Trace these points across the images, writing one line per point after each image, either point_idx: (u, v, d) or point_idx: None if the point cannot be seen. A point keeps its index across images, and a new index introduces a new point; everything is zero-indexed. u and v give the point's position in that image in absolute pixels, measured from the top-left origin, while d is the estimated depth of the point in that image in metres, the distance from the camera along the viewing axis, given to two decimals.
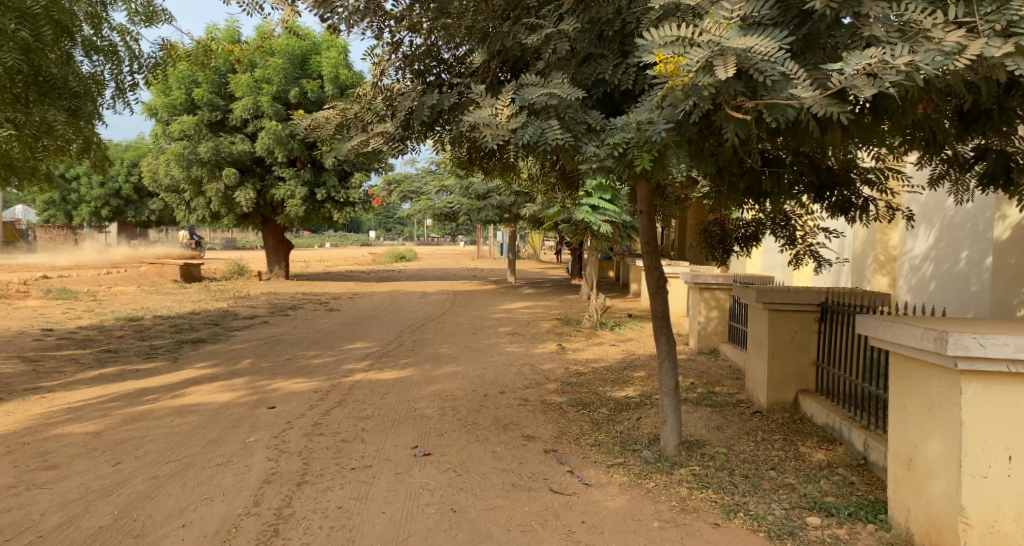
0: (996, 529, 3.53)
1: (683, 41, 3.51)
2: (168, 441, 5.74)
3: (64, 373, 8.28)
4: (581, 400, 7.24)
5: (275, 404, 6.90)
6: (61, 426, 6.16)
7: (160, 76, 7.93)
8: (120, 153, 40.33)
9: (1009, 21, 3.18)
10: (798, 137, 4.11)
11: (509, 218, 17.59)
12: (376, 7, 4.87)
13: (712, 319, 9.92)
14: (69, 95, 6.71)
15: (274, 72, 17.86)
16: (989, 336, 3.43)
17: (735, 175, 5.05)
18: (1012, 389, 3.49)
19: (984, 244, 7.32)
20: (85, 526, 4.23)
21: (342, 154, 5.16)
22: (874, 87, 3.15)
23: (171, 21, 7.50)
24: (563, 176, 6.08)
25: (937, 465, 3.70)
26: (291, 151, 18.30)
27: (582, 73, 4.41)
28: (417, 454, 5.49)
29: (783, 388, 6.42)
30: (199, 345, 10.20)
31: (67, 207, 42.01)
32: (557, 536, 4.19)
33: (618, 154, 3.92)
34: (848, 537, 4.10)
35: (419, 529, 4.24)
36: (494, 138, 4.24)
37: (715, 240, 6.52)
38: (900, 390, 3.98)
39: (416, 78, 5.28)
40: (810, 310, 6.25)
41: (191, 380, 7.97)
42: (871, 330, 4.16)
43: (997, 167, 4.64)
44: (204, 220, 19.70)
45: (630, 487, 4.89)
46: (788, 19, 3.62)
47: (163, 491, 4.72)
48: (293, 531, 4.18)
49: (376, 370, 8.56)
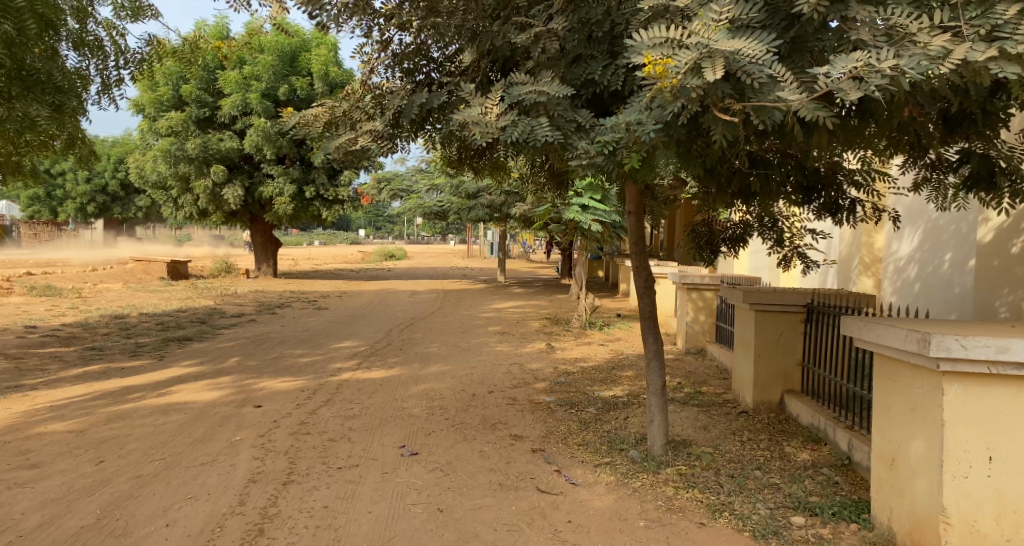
0: (976, 528, 3.57)
1: (671, 42, 3.52)
2: (152, 440, 5.70)
3: (46, 371, 8.20)
4: (569, 400, 7.23)
5: (261, 403, 6.86)
6: (44, 424, 6.10)
7: (147, 71, 7.87)
8: (107, 149, 39.94)
9: (994, 25, 3.20)
10: (785, 139, 4.13)
11: (499, 217, 17.60)
12: (366, 4, 4.85)
13: (700, 319, 9.96)
14: (52, 90, 6.72)
15: (263, 68, 17.80)
16: (971, 337, 3.46)
17: (723, 175, 5.09)
18: (992, 389, 3.53)
19: (967, 246, 7.38)
20: (66, 526, 4.19)
21: (331, 152, 5.12)
22: (860, 91, 3.18)
23: (157, 16, 7.42)
24: (552, 176, 6.10)
25: (919, 465, 3.73)
26: (280, 148, 18.19)
27: (571, 73, 4.42)
28: (404, 454, 5.47)
29: (769, 388, 6.46)
30: (184, 343, 10.13)
31: (51, 204, 41.39)
32: (543, 536, 4.19)
33: (607, 152, 3.92)
34: (830, 536, 4.12)
35: (405, 529, 4.23)
36: (483, 136, 4.23)
37: (702, 241, 6.54)
38: (883, 392, 4.01)
39: (406, 77, 5.26)
40: (797, 311, 6.28)
41: (176, 378, 7.91)
42: (855, 332, 4.18)
43: (980, 169, 4.68)
44: (191, 216, 19.59)
45: (617, 487, 4.90)
46: (776, 22, 3.65)
47: (146, 490, 4.68)
48: (279, 531, 4.17)
49: (363, 370, 8.52)
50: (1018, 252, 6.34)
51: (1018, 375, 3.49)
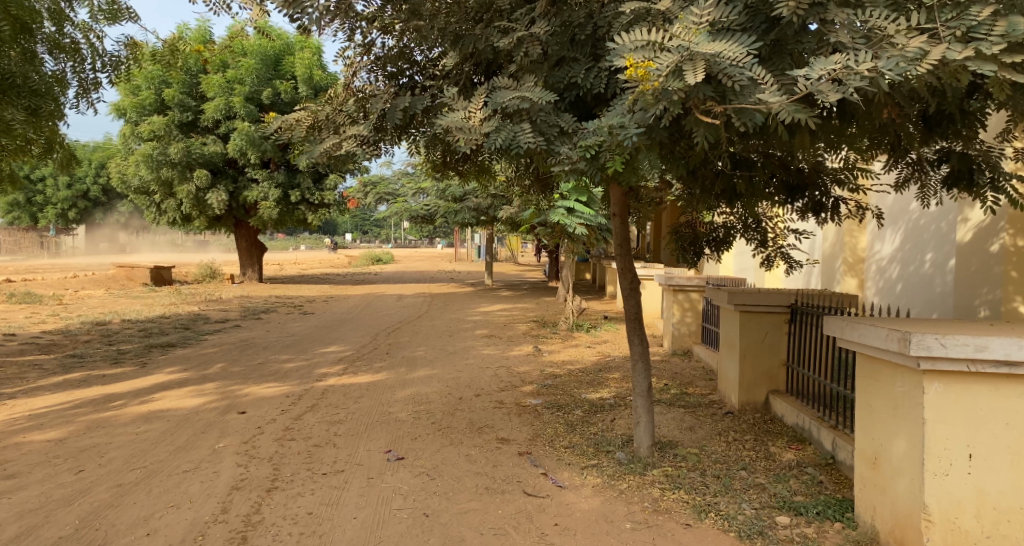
0: (958, 526, 3.59)
1: (653, 45, 3.49)
2: (132, 448, 5.64)
3: (26, 380, 8.09)
4: (556, 402, 7.23)
5: (245, 409, 6.81)
6: (22, 433, 6.03)
7: (127, 76, 7.78)
8: (88, 154, 39.62)
9: (969, 26, 3.22)
10: (766, 140, 4.16)
11: (487, 219, 17.57)
12: (348, 7, 4.81)
13: (686, 321, 9.97)
14: (28, 93, 6.59)
15: (246, 72, 17.73)
16: (951, 336, 3.49)
17: (708, 177, 5.14)
18: (970, 387, 3.55)
19: (947, 246, 7.48)
20: (44, 537, 4.14)
21: (315, 156, 5.03)
22: (839, 93, 3.19)
23: (135, 19, 7.37)
24: (537, 179, 6.09)
25: (902, 463, 3.74)
26: (264, 153, 18.13)
27: (554, 76, 4.41)
28: (390, 458, 5.45)
29: (754, 388, 6.49)
30: (168, 349, 10.04)
31: (31, 210, 40.75)
32: (529, 538, 4.20)
33: (590, 157, 3.93)
34: (815, 535, 4.14)
35: (391, 534, 4.21)
36: (466, 141, 4.20)
37: (686, 242, 6.52)
38: (866, 390, 4.03)
39: (389, 80, 5.23)
40: (780, 311, 6.32)
41: (159, 385, 7.83)
42: (838, 332, 4.20)
43: (960, 167, 4.73)
44: (174, 221, 19.44)
45: (603, 489, 4.89)
46: (757, 24, 3.69)
47: (128, 499, 4.63)
48: (261, 539, 4.13)
49: (350, 375, 8.47)
50: (996, 252, 6.39)
51: (997, 372, 3.52)
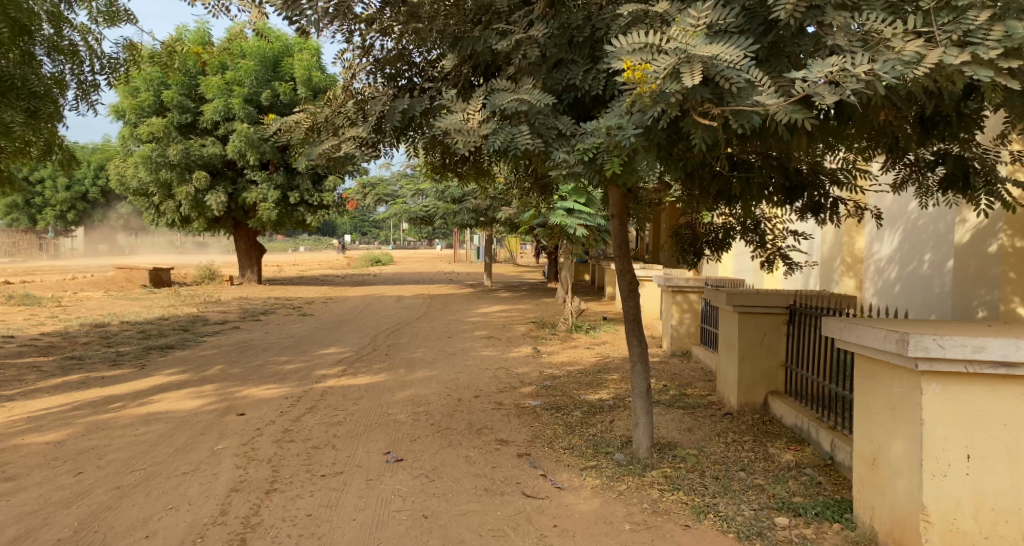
0: (956, 527, 3.60)
1: (650, 48, 3.50)
2: (131, 450, 5.64)
3: (25, 382, 8.09)
4: (555, 403, 7.23)
5: (244, 411, 6.80)
6: (21, 436, 6.02)
7: (125, 78, 7.79)
8: (87, 156, 39.60)
9: (965, 30, 3.23)
10: (764, 141, 4.16)
11: (486, 220, 17.56)
12: (347, 10, 4.82)
13: (685, 322, 9.96)
14: (27, 95, 6.60)
15: (245, 74, 17.72)
16: (949, 337, 3.49)
17: (706, 178, 5.15)
18: (969, 388, 3.56)
19: (945, 247, 7.49)
20: (43, 539, 4.14)
21: (314, 158, 4.99)
22: (836, 95, 3.19)
23: (133, 21, 7.37)
24: (535, 180, 6.09)
25: (900, 464, 3.75)
26: (263, 154, 18.12)
27: (552, 78, 4.42)
28: (389, 460, 5.45)
29: (753, 389, 6.49)
30: (166, 351, 10.03)
31: (30, 212, 40.67)
32: (528, 539, 4.21)
33: (588, 159, 3.93)
34: (814, 536, 4.14)
35: (390, 536, 4.22)
36: (465, 144, 4.21)
37: (686, 243, 6.52)
38: (865, 391, 4.03)
39: (388, 82, 5.24)
40: (778, 312, 6.33)
41: (158, 387, 7.83)
42: (837, 333, 4.20)
43: (957, 169, 4.73)
44: (173, 223, 19.43)
45: (601, 490, 4.89)
46: (754, 26, 3.70)
47: (126, 501, 4.64)
48: (260, 540, 4.13)
49: (349, 376, 8.47)
50: (995, 253, 6.40)
51: (995, 373, 3.53)
